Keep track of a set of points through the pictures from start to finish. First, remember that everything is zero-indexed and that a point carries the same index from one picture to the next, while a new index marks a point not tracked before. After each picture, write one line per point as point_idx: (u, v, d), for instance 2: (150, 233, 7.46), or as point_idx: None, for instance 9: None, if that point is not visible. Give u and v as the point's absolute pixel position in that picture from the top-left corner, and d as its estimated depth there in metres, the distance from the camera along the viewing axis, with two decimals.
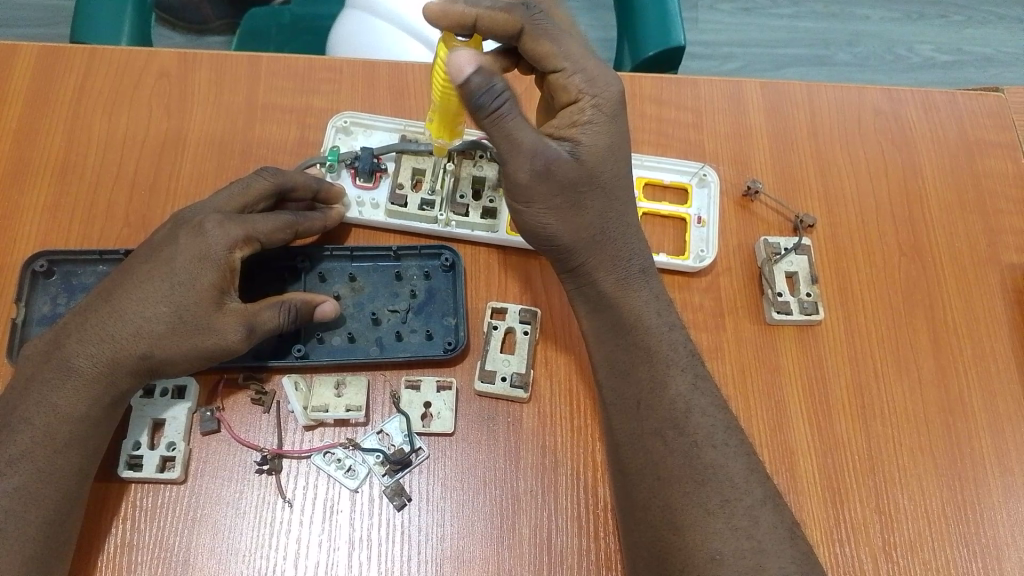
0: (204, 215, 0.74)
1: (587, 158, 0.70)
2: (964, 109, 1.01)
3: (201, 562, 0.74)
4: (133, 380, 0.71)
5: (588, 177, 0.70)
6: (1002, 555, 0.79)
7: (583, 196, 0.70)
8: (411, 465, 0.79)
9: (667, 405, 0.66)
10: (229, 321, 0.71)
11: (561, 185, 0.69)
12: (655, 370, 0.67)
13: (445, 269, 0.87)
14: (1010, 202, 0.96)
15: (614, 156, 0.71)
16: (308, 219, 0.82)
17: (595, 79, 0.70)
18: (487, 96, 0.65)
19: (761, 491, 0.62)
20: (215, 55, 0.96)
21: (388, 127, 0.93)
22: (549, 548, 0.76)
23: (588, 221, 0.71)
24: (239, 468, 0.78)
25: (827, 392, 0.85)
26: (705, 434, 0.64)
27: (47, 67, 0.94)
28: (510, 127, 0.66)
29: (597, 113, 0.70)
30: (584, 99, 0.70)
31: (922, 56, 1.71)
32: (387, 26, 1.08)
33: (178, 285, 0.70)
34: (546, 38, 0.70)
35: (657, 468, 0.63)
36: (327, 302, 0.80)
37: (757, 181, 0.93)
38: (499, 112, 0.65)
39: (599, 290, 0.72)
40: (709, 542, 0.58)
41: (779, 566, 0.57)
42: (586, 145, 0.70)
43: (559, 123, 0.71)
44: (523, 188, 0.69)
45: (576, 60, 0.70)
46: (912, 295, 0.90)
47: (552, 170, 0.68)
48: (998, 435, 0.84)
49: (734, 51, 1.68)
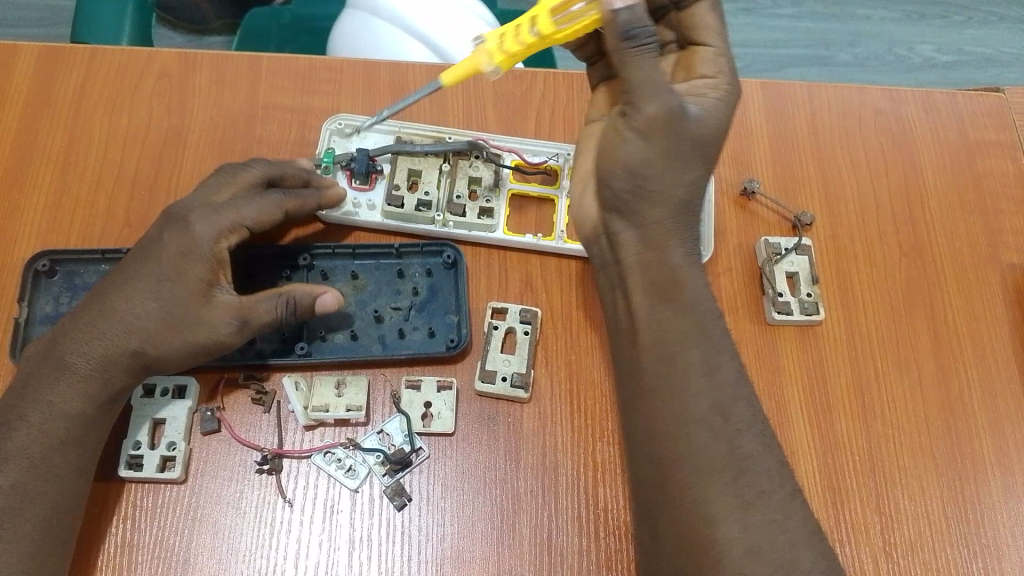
0: (190, 210, 0.75)
1: (709, 122, 0.73)
2: (964, 108, 1.01)
3: (201, 561, 0.74)
4: (127, 379, 0.71)
5: (701, 140, 0.72)
6: (1002, 555, 0.79)
7: (693, 154, 0.72)
8: (411, 465, 0.79)
9: (715, 389, 0.64)
10: (220, 313, 0.72)
11: (681, 136, 0.71)
12: (708, 354, 0.66)
13: (445, 266, 0.87)
14: (1010, 202, 0.96)
15: (723, 134, 0.74)
16: (298, 200, 0.82)
17: (729, 66, 0.77)
18: (640, 30, 0.68)
19: (791, 487, 0.62)
20: (216, 55, 0.95)
21: (382, 129, 0.93)
22: (549, 548, 0.76)
23: (693, 182, 0.73)
24: (239, 468, 0.78)
25: (827, 392, 0.85)
26: (747, 424, 0.63)
27: (47, 67, 0.94)
28: (647, 66, 0.69)
29: (722, 95, 0.75)
30: (718, 77, 0.76)
31: (923, 57, 1.71)
32: (387, 25, 1.08)
33: (166, 281, 0.71)
34: (706, 13, 0.79)
35: (697, 459, 0.61)
36: (328, 294, 0.77)
37: (755, 181, 0.94)
38: (643, 49, 0.69)
39: (670, 263, 0.71)
40: (744, 534, 0.57)
41: (811, 563, 0.57)
42: (706, 110, 0.73)
43: (688, 88, 0.76)
44: (644, 122, 0.70)
45: (719, 41, 0.78)
46: (912, 296, 0.90)
47: (675, 118, 0.70)
48: (998, 435, 0.84)
49: (734, 51, 1.69)
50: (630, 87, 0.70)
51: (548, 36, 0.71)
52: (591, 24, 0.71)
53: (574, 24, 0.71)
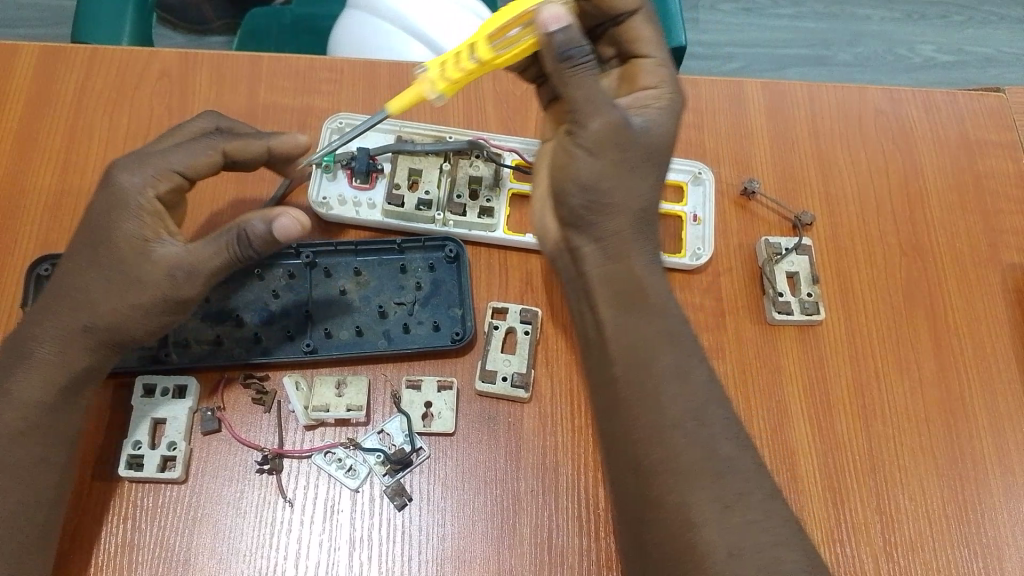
0: (122, 165, 0.72)
1: (654, 135, 0.69)
2: (964, 108, 1.01)
3: (201, 562, 0.74)
4: (88, 358, 0.70)
5: (648, 153, 0.68)
6: (1002, 554, 0.79)
7: (638, 169, 0.68)
8: (411, 465, 0.79)
9: (690, 392, 0.62)
10: (157, 268, 0.68)
11: (628, 148, 0.67)
12: (679, 358, 0.63)
13: (448, 260, 0.87)
14: (1011, 202, 0.96)
15: (670, 142, 0.71)
16: (238, 140, 0.77)
17: (672, 76, 0.74)
18: (577, 50, 0.63)
19: (772, 485, 0.60)
20: (215, 55, 0.95)
21: (382, 129, 0.93)
22: (549, 548, 0.76)
23: (642, 197, 0.69)
24: (239, 468, 0.78)
25: (827, 391, 0.85)
26: (721, 426, 0.61)
27: (47, 67, 0.94)
28: (589, 83, 0.64)
29: (664, 107, 0.71)
30: (661, 88, 0.72)
31: (923, 57, 1.71)
32: (387, 25, 1.08)
33: (100, 245, 0.69)
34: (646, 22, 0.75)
35: (674, 464, 0.58)
36: (283, 216, 0.69)
37: (755, 181, 0.93)
38: (581, 66, 0.64)
39: (629, 270, 0.68)
40: (725, 538, 0.56)
41: (794, 561, 0.55)
42: (652, 122, 0.70)
43: (631, 101, 0.71)
44: (591, 138, 0.66)
45: (659, 50, 0.75)
46: (912, 295, 0.90)
47: (622, 134, 0.66)
48: (998, 435, 0.84)
49: (735, 51, 1.68)
50: (570, 107, 0.65)
51: (489, 62, 0.68)
52: (531, 46, 0.68)
53: (513, 48, 0.67)
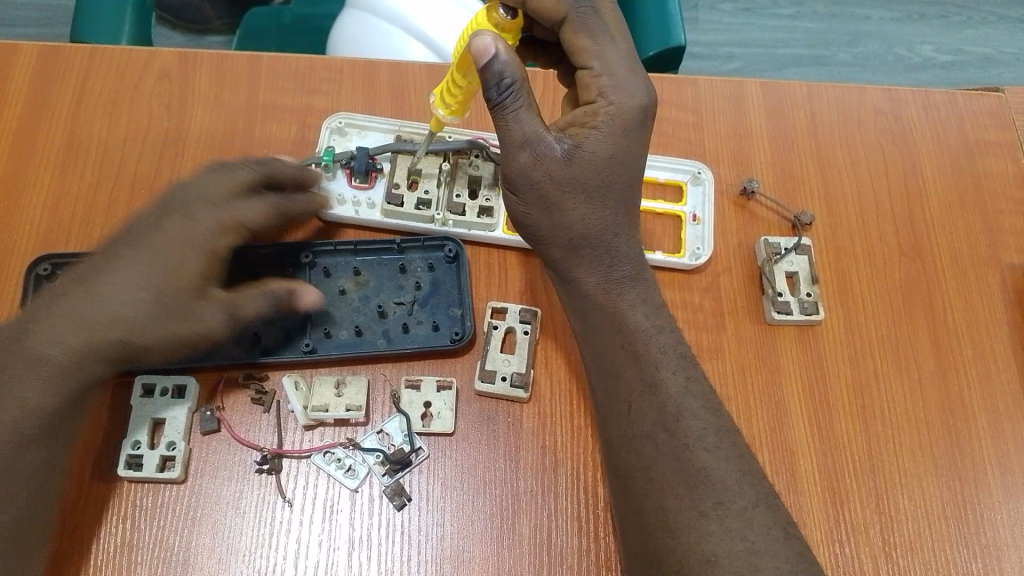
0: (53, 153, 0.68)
1: (582, 160, 0.70)
2: (964, 109, 1.01)
3: (201, 562, 0.74)
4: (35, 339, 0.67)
5: (571, 179, 0.70)
6: (1002, 555, 0.79)
7: (563, 197, 0.71)
8: (411, 465, 0.79)
9: (657, 406, 0.64)
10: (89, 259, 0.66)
11: (544, 182, 0.70)
12: (644, 371, 0.66)
13: (448, 260, 0.87)
14: (1011, 202, 0.96)
15: (609, 166, 0.71)
16: None
17: (620, 88, 0.71)
18: (493, 91, 0.67)
19: (746, 492, 0.61)
20: (215, 54, 0.95)
21: (382, 128, 0.93)
22: (549, 548, 0.76)
23: (575, 223, 0.71)
24: (239, 467, 0.78)
25: (826, 391, 0.85)
26: (696, 437, 0.63)
27: (46, 66, 0.94)
28: (510, 121, 0.68)
29: (606, 124, 0.71)
30: (601, 103, 0.71)
31: (922, 56, 1.71)
32: (387, 25, 1.07)
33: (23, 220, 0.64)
34: (585, 33, 0.73)
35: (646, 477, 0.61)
36: None
37: (754, 182, 0.93)
38: (503, 105, 0.68)
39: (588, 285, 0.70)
40: (700, 546, 0.57)
41: (773, 567, 0.56)
42: (581, 146, 0.70)
43: (571, 119, 0.72)
44: (510, 175, 0.71)
45: (606, 63, 0.72)
46: (912, 296, 0.90)
47: (543, 164, 0.70)
48: (998, 436, 0.84)
49: (734, 51, 1.68)
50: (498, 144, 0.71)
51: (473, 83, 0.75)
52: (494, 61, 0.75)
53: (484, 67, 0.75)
